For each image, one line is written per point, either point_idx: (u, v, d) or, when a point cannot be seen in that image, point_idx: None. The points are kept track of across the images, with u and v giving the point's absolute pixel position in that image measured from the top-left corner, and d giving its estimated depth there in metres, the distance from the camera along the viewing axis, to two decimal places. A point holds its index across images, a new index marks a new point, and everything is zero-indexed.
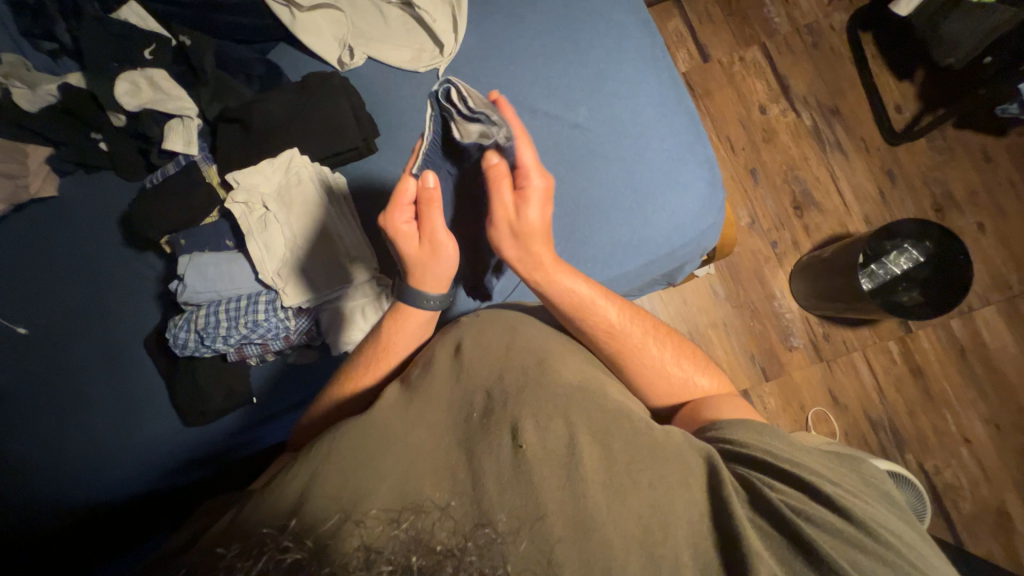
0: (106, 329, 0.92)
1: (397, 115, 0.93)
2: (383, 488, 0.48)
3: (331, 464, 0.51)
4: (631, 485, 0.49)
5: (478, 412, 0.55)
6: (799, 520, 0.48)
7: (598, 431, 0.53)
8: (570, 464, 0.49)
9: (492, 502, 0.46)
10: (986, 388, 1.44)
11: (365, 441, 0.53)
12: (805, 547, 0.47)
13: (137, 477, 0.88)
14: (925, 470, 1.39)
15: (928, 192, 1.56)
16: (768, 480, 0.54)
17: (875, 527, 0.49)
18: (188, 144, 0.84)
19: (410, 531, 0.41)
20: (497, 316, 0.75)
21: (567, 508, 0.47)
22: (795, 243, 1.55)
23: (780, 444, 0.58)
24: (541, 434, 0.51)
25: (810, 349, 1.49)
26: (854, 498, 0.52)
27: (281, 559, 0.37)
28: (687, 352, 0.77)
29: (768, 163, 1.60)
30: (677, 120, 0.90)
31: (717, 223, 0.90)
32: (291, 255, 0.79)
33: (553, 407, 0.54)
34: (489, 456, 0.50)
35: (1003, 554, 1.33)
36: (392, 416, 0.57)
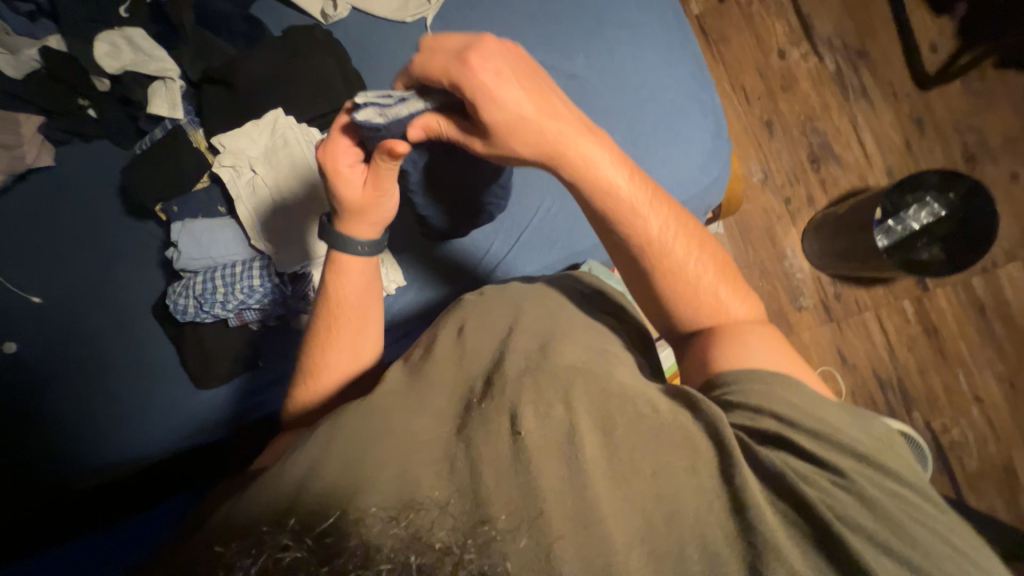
0: (115, 298, 0.95)
1: (386, 71, 0.89)
2: (385, 479, 0.46)
3: (332, 452, 0.49)
4: (634, 474, 0.47)
5: (478, 398, 0.54)
6: (815, 500, 0.45)
7: (599, 413, 0.51)
8: (571, 453, 0.48)
9: (489, 496, 0.44)
10: (1004, 346, 1.39)
11: (363, 426, 0.52)
12: (817, 526, 0.44)
13: (156, 438, 0.93)
14: (932, 428, 1.38)
15: (959, 141, 1.45)
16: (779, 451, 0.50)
17: (884, 505, 0.46)
18: (173, 108, 0.82)
19: (410, 529, 0.40)
20: (503, 295, 0.73)
21: (566, 501, 0.45)
22: (811, 199, 1.48)
23: (803, 413, 0.52)
24: (540, 420, 0.49)
25: (820, 310, 1.45)
26: (869, 476, 0.48)
27: (280, 558, 0.37)
28: (707, 259, 0.65)
29: (786, 114, 1.50)
30: (683, 68, 0.84)
31: (722, 178, 0.86)
32: (280, 220, 0.79)
33: (552, 392, 0.52)
34: (489, 445, 0.48)
35: (1007, 509, 1.34)
36: (400, 398, 0.56)
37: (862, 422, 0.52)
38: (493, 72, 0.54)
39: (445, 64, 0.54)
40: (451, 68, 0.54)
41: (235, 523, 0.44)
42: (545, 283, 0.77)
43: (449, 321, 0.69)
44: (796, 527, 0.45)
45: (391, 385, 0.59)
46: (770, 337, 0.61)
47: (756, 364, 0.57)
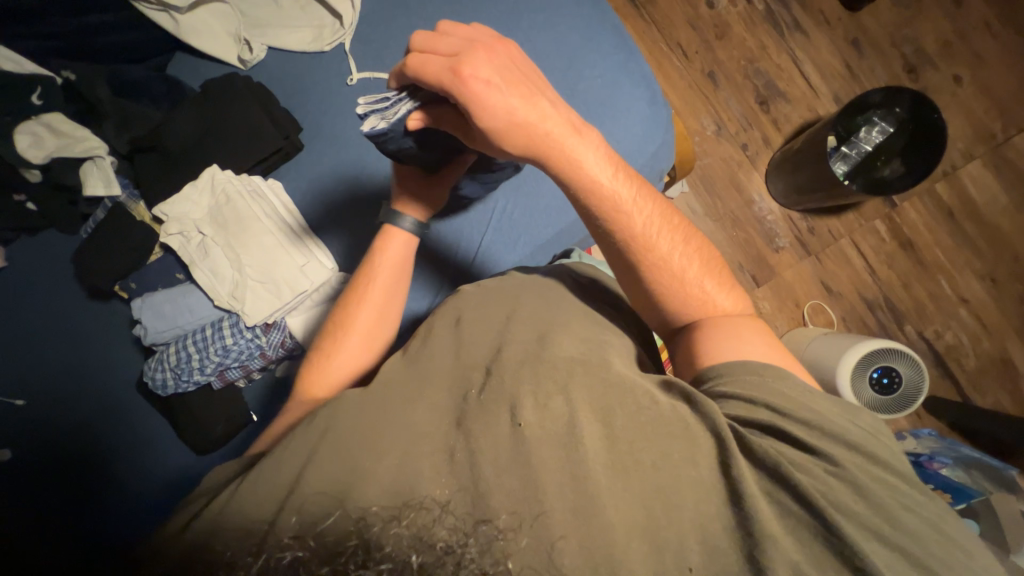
0: (93, 381, 0.93)
1: (316, 104, 0.88)
2: (386, 472, 0.47)
3: (328, 452, 0.51)
4: (636, 466, 0.47)
5: (476, 389, 0.55)
6: (795, 472, 0.46)
7: (600, 409, 0.51)
8: (573, 449, 0.48)
9: (489, 491, 0.45)
10: (980, 244, 1.42)
11: (364, 427, 0.53)
12: (801, 497, 0.45)
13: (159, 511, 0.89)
14: (926, 338, 1.41)
15: (898, 54, 1.47)
16: (764, 428, 0.50)
17: (866, 483, 0.46)
18: (110, 185, 0.82)
19: (410, 522, 0.41)
20: (499, 285, 0.72)
21: (567, 495, 0.45)
22: (766, 141, 1.48)
23: (787, 391, 0.52)
24: (540, 411, 0.50)
25: (797, 247, 1.47)
26: (855, 452, 0.48)
27: (283, 557, 0.38)
28: (690, 253, 0.64)
29: (726, 62, 1.50)
30: (606, 41, 0.84)
31: (668, 143, 0.86)
32: (239, 274, 0.79)
33: (552, 381, 0.53)
34: (487, 436, 0.49)
35: (1011, 400, 1.37)
36: (411, 398, 0.56)
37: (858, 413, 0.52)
38: (484, 81, 0.52)
39: (438, 72, 0.52)
40: (443, 78, 0.52)
41: (237, 519, 0.46)
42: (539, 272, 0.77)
43: (440, 323, 0.68)
44: (781, 504, 0.45)
45: (393, 386, 0.59)
46: (761, 330, 0.60)
47: (748, 356, 0.56)
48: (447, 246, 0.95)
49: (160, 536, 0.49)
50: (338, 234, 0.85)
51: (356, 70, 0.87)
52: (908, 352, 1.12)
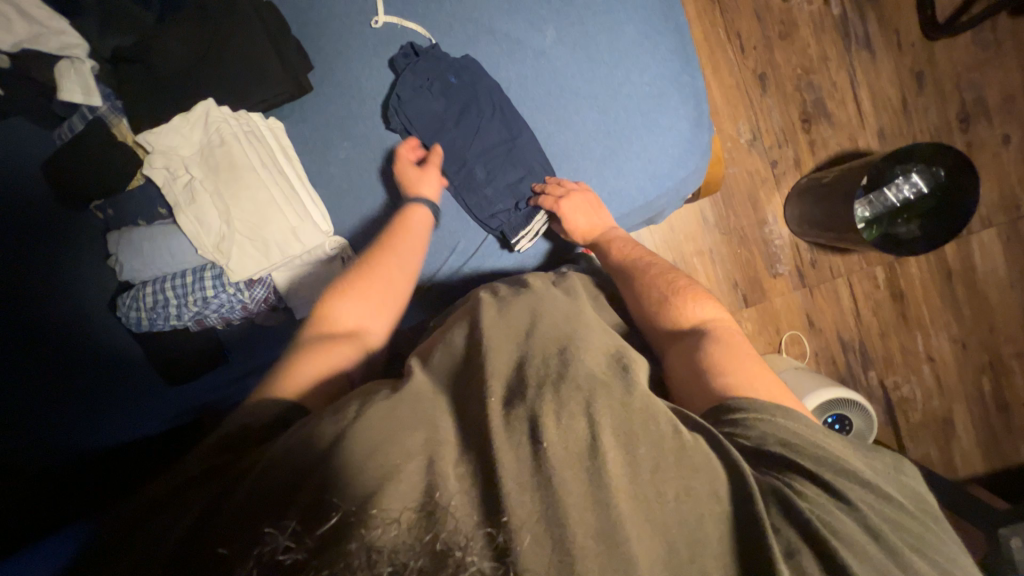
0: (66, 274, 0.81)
1: (342, 46, 0.82)
2: (408, 471, 0.42)
3: (354, 433, 0.45)
4: (657, 497, 0.44)
5: (504, 399, 0.48)
6: (832, 540, 0.42)
7: (623, 431, 0.46)
8: (594, 471, 0.43)
9: (509, 501, 0.40)
10: (964, 309, 1.43)
11: (395, 411, 0.48)
12: (826, 556, 0.41)
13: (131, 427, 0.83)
14: (885, 385, 1.43)
15: (957, 99, 1.39)
16: (791, 482, 0.47)
17: (899, 549, 0.44)
18: (89, 93, 0.74)
19: (429, 528, 0.38)
20: (524, 299, 0.65)
21: (590, 518, 0.41)
22: (797, 162, 1.41)
23: (816, 439, 0.50)
24: (562, 432, 0.45)
25: (794, 276, 1.43)
26: (880, 512, 0.46)
27: (281, 559, 0.36)
28: (683, 292, 0.72)
29: (781, 66, 1.39)
30: (664, 45, 0.82)
31: (699, 169, 0.85)
32: (225, 226, 0.74)
33: (576, 401, 0.47)
34: (509, 452, 0.43)
35: (939, 455, 1.42)
36: (434, 394, 0.52)
37: (865, 453, 0.51)
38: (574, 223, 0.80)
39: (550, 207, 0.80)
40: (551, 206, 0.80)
41: (254, 484, 0.43)
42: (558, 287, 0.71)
43: (466, 321, 0.62)
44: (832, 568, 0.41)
45: (420, 378, 0.54)
46: (755, 361, 0.61)
47: (724, 358, 0.61)
48: (444, 238, 0.84)
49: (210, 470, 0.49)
50: (345, 196, 0.83)
51: (382, 12, 0.82)
52: (866, 407, 1.17)
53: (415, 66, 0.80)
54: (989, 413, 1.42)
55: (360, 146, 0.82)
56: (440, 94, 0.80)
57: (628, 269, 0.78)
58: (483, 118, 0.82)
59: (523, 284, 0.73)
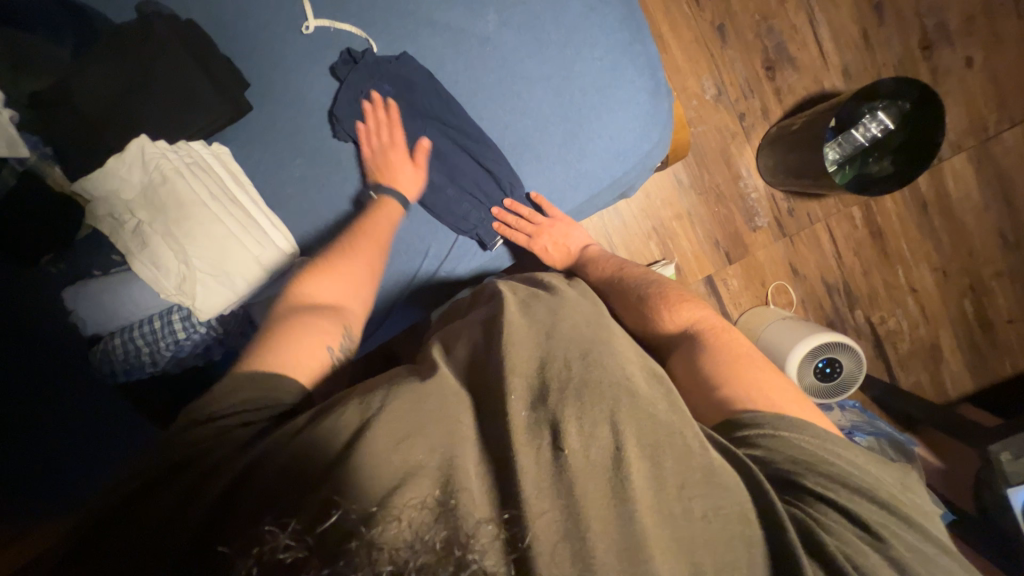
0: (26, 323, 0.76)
1: (278, 59, 0.79)
2: (427, 466, 0.42)
3: (376, 427, 0.44)
4: (682, 509, 0.44)
5: (530, 403, 0.47)
6: (845, 563, 0.43)
7: (649, 444, 0.46)
8: (618, 487, 0.43)
9: (527, 499, 0.40)
10: (941, 238, 1.45)
11: (422, 405, 0.46)
12: (813, 547, 0.45)
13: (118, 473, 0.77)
14: (872, 322, 1.45)
15: (918, 25, 1.36)
16: (808, 505, 0.48)
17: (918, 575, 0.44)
18: (14, 146, 0.68)
19: (446, 521, 0.38)
20: (537, 299, 0.64)
21: (615, 535, 0.41)
22: (765, 112, 1.38)
23: (829, 450, 0.51)
24: (585, 439, 0.44)
25: (774, 227, 1.43)
26: (902, 539, 0.46)
27: (282, 557, 0.36)
28: (671, 300, 0.73)
29: (739, 13, 1.35)
30: (611, 16, 0.79)
31: (662, 139, 0.84)
32: (184, 266, 0.71)
33: (600, 410, 0.46)
34: (531, 456, 0.43)
35: (929, 382, 1.46)
36: (461, 391, 0.49)
37: (882, 465, 0.52)
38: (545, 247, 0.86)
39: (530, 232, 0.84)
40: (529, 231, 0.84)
41: (266, 485, 0.43)
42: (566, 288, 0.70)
43: (482, 323, 0.60)
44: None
45: (445, 370, 0.52)
46: (758, 365, 0.62)
47: (727, 368, 0.61)
48: (413, 254, 0.82)
49: (210, 450, 0.49)
50: (307, 207, 0.81)
51: (312, 16, 0.79)
52: (855, 348, 1.19)
53: (356, 73, 0.77)
54: (975, 336, 1.46)
55: (316, 163, 0.80)
56: (379, 105, 0.78)
57: (613, 284, 0.80)
58: (427, 125, 0.81)
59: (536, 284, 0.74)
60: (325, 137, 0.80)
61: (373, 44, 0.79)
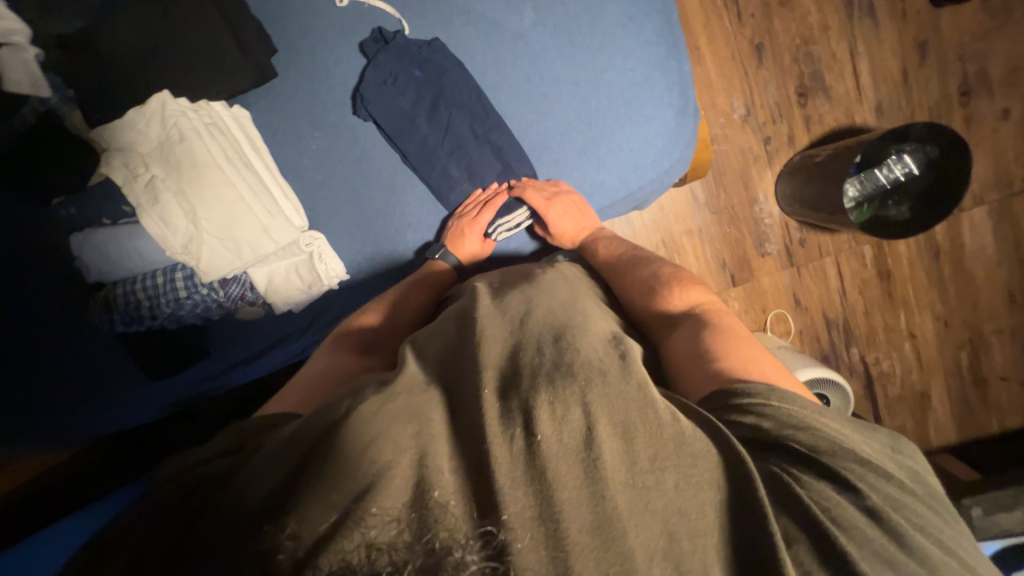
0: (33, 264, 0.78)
1: (309, 28, 0.78)
2: (401, 467, 0.42)
3: (349, 427, 0.45)
4: (654, 484, 0.43)
5: (494, 391, 0.47)
6: (831, 527, 0.43)
7: (619, 423, 0.45)
8: (589, 463, 0.42)
9: (503, 497, 0.40)
10: (949, 288, 1.44)
11: (397, 407, 0.46)
12: (820, 538, 0.42)
13: (127, 416, 0.86)
14: (866, 362, 1.45)
15: (960, 71, 1.34)
16: (793, 470, 0.46)
17: (899, 527, 0.44)
18: (37, 83, 0.70)
19: (421, 524, 0.39)
20: (518, 290, 0.65)
21: (585, 513, 0.40)
22: (791, 139, 1.36)
23: (816, 416, 0.50)
24: (556, 422, 0.44)
25: (783, 255, 1.42)
26: (881, 491, 0.46)
27: (281, 557, 0.37)
28: (672, 281, 0.74)
29: (780, 35, 1.32)
30: (648, 27, 0.79)
31: (682, 158, 0.85)
32: (192, 227, 0.71)
33: (571, 392, 0.46)
34: (502, 448, 0.43)
35: (914, 429, 1.46)
36: (427, 387, 0.50)
37: (865, 428, 0.52)
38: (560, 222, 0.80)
39: (538, 202, 0.79)
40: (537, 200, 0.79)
41: (251, 489, 0.42)
42: (552, 275, 0.71)
43: (455, 318, 0.61)
44: (827, 558, 0.41)
45: (412, 370, 0.52)
46: (751, 343, 0.62)
47: (721, 343, 0.61)
48: (418, 240, 0.85)
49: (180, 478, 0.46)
50: (319, 180, 0.81)
51: None
52: (844, 386, 1.19)
53: (384, 54, 0.77)
54: (966, 388, 1.46)
55: (334, 137, 0.80)
56: (405, 89, 0.78)
57: (612, 263, 0.80)
58: (452, 114, 0.79)
59: (518, 273, 0.74)
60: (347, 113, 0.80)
61: (406, 26, 0.79)
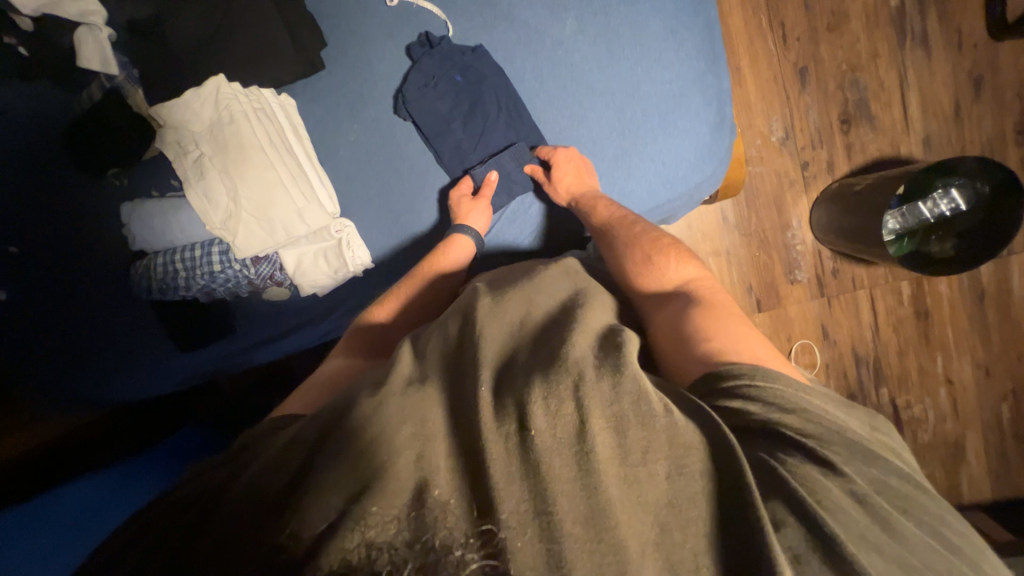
0: (84, 231, 0.83)
1: (359, 25, 0.82)
2: (400, 467, 0.42)
3: (348, 429, 0.46)
4: (646, 477, 0.43)
5: (493, 393, 0.47)
6: (817, 509, 0.42)
7: (612, 415, 0.45)
8: (582, 457, 0.42)
9: (498, 493, 0.40)
10: (993, 334, 1.36)
11: (403, 405, 0.47)
12: (817, 535, 0.41)
13: (152, 384, 0.89)
14: (896, 404, 1.38)
15: (1017, 108, 1.28)
16: (781, 454, 0.46)
17: (884, 511, 0.44)
18: (106, 64, 0.74)
19: (414, 525, 0.39)
20: (521, 287, 0.65)
21: (578, 505, 0.40)
22: (830, 166, 1.33)
23: (805, 398, 0.51)
24: (551, 419, 0.44)
25: (813, 284, 1.37)
26: (867, 475, 0.47)
27: (282, 556, 0.39)
28: (667, 252, 0.72)
29: (826, 61, 1.30)
30: (689, 42, 0.79)
31: (715, 174, 0.84)
32: (232, 205, 0.75)
33: (564, 387, 0.46)
34: (499, 444, 0.43)
35: (945, 480, 1.38)
36: (430, 384, 0.50)
37: (845, 408, 0.53)
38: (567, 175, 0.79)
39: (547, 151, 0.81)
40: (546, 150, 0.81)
41: (257, 487, 0.45)
42: (551, 267, 0.72)
43: (456, 316, 0.60)
44: (816, 542, 0.41)
45: (403, 367, 0.53)
46: (739, 320, 0.61)
47: (709, 321, 0.60)
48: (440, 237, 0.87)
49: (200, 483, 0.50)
50: (353, 171, 0.84)
51: None
52: None
53: (426, 59, 0.80)
54: (1005, 443, 1.37)
55: (371, 130, 0.83)
56: (445, 93, 0.80)
57: (607, 234, 0.77)
58: (487, 121, 0.82)
59: (527, 269, 0.74)
60: (385, 108, 0.83)
61: (450, 27, 0.81)
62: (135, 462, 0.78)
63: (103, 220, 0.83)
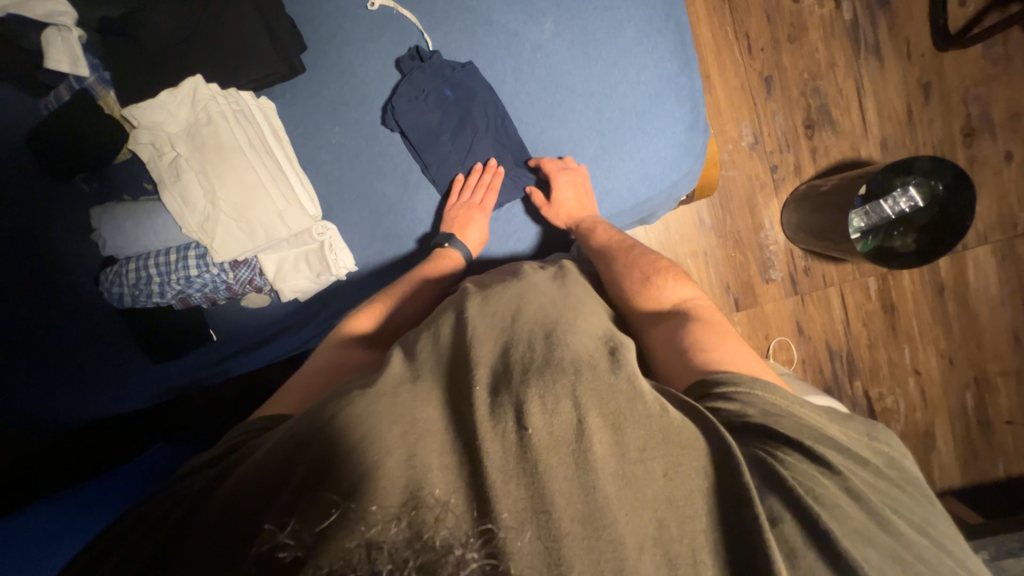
0: (49, 240, 0.79)
1: (340, 29, 0.82)
2: (391, 468, 0.41)
3: (339, 424, 0.46)
4: (644, 475, 0.43)
5: (489, 390, 0.47)
6: (808, 499, 0.43)
7: (608, 415, 0.45)
8: (580, 456, 0.42)
9: (495, 493, 0.40)
10: (954, 325, 1.44)
11: (392, 404, 0.47)
12: (813, 531, 0.42)
13: (122, 399, 0.85)
14: (870, 396, 1.43)
15: (963, 113, 1.37)
16: (776, 451, 0.47)
17: (875, 505, 0.45)
18: (76, 63, 0.73)
19: (411, 524, 0.38)
20: (506, 288, 0.64)
21: (576, 502, 0.40)
22: (797, 168, 1.39)
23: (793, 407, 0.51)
24: (547, 417, 0.44)
25: (787, 283, 1.42)
26: (857, 472, 0.48)
27: (281, 557, 0.38)
28: (664, 272, 0.73)
29: (789, 69, 1.37)
30: (663, 45, 0.82)
31: (692, 172, 0.87)
32: (211, 206, 0.73)
33: (561, 385, 0.46)
34: (496, 443, 0.43)
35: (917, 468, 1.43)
36: (433, 389, 0.50)
37: (842, 420, 0.53)
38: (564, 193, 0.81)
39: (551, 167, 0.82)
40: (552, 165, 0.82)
41: (247, 487, 0.44)
42: (549, 275, 0.71)
43: (449, 313, 0.60)
44: (815, 539, 0.42)
45: (395, 370, 0.52)
46: (734, 338, 0.61)
47: (704, 338, 0.60)
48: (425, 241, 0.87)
49: (182, 490, 0.49)
50: (335, 174, 0.83)
51: None
52: None
53: (415, 70, 0.80)
54: (971, 429, 1.43)
55: (353, 133, 0.83)
56: (433, 105, 0.81)
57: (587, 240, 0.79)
58: (475, 135, 0.83)
59: (511, 272, 0.74)
60: (367, 110, 0.83)
61: (430, 32, 0.82)
62: (123, 473, 0.75)
63: (71, 228, 0.80)
